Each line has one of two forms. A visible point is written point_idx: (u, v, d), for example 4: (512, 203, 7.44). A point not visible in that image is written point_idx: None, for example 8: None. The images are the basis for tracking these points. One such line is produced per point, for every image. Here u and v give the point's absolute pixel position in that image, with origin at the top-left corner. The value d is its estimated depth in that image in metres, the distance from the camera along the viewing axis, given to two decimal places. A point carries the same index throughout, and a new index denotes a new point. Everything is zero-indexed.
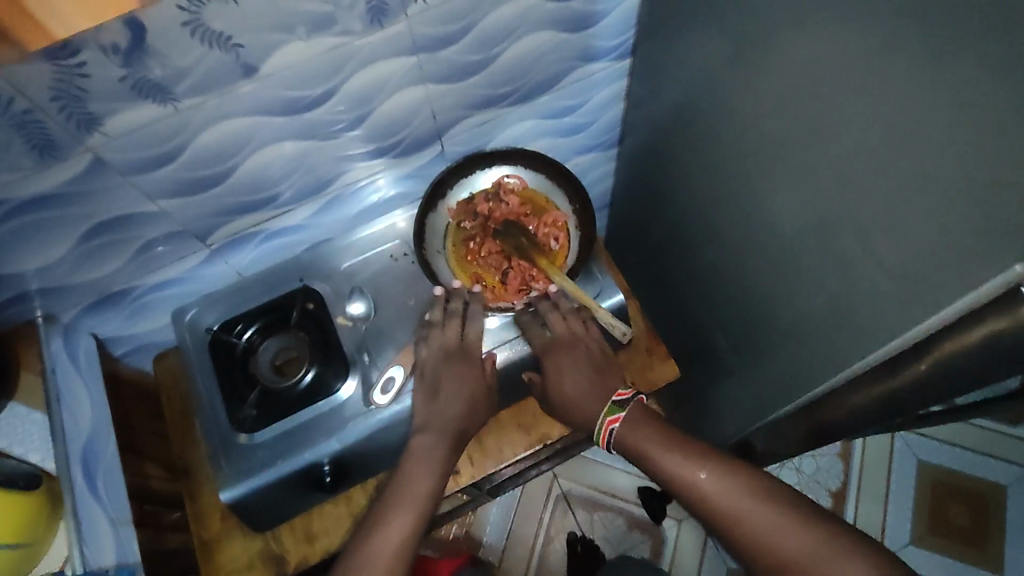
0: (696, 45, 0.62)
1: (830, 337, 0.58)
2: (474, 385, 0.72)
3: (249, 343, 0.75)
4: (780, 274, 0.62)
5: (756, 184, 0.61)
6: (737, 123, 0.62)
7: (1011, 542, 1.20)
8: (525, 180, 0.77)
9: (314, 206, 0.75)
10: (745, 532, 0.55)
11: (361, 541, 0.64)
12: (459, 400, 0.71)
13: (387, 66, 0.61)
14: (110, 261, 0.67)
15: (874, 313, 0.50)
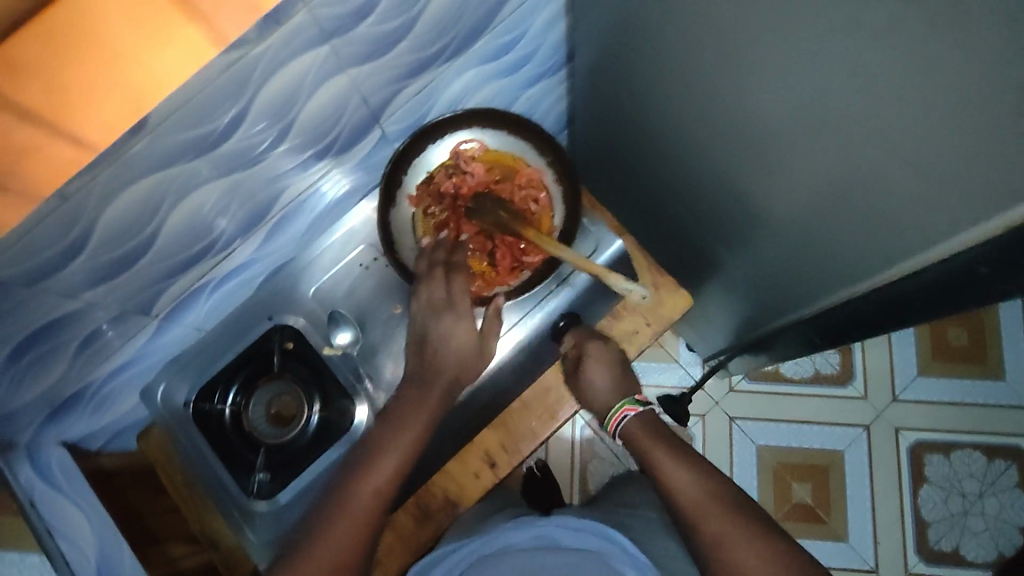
0: None
1: (863, 244, 0.54)
2: (466, 333, 0.63)
3: (240, 406, 0.69)
4: (797, 184, 0.56)
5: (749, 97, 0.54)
6: (709, 38, 0.53)
7: (1012, 349, 1.25)
8: (485, 144, 0.69)
9: (262, 235, 0.65)
10: (705, 541, 0.52)
11: (350, 476, 0.58)
12: (453, 347, 0.62)
13: (298, 64, 0.49)
14: (48, 373, 0.57)
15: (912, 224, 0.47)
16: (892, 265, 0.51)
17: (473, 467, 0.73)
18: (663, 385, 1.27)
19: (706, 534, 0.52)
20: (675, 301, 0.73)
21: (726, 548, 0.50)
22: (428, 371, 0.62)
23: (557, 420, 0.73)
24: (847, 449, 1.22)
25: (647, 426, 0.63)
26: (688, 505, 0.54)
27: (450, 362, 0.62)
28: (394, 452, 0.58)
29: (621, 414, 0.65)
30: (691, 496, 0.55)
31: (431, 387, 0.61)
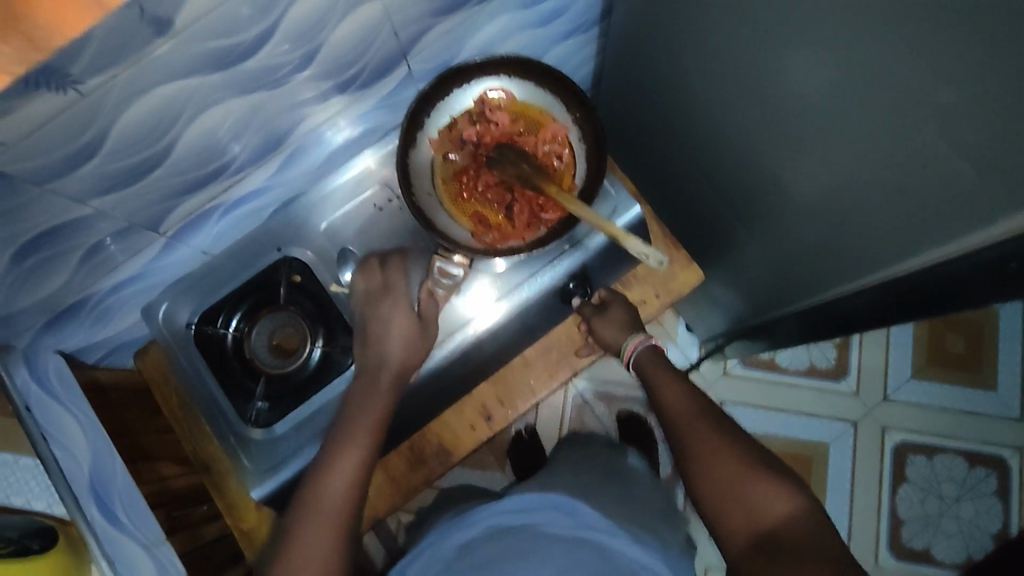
0: None
1: (877, 232, 0.53)
2: (405, 323, 0.65)
3: (240, 335, 0.69)
4: (816, 167, 0.56)
5: (776, 68, 0.53)
6: (750, 6, 0.52)
7: (1006, 359, 1.25)
8: (512, 94, 0.67)
9: (276, 161, 0.64)
10: (693, 444, 0.58)
11: (321, 465, 0.60)
12: (392, 341, 0.65)
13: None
14: (51, 275, 0.57)
15: (936, 216, 0.45)
16: (911, 255, 0.51)
17: (469, 419, 0.74)
18: None
19: (690, 455, 0.57)
20: (687, 276, 0.73)
21: (706, 463, 0.56)
22: (372, 364, 0.65)
23: (556, 382, 0.75)
24: (833, 442, 1.24)
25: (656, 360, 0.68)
26: (680, 425, 0.60)
27: (396, 359, 0.65)
28: (360, 441, 0.61)
29: (634, 344, 0.68)
30: (680, 413, 0.61)
31: (379, 376, 0.64)
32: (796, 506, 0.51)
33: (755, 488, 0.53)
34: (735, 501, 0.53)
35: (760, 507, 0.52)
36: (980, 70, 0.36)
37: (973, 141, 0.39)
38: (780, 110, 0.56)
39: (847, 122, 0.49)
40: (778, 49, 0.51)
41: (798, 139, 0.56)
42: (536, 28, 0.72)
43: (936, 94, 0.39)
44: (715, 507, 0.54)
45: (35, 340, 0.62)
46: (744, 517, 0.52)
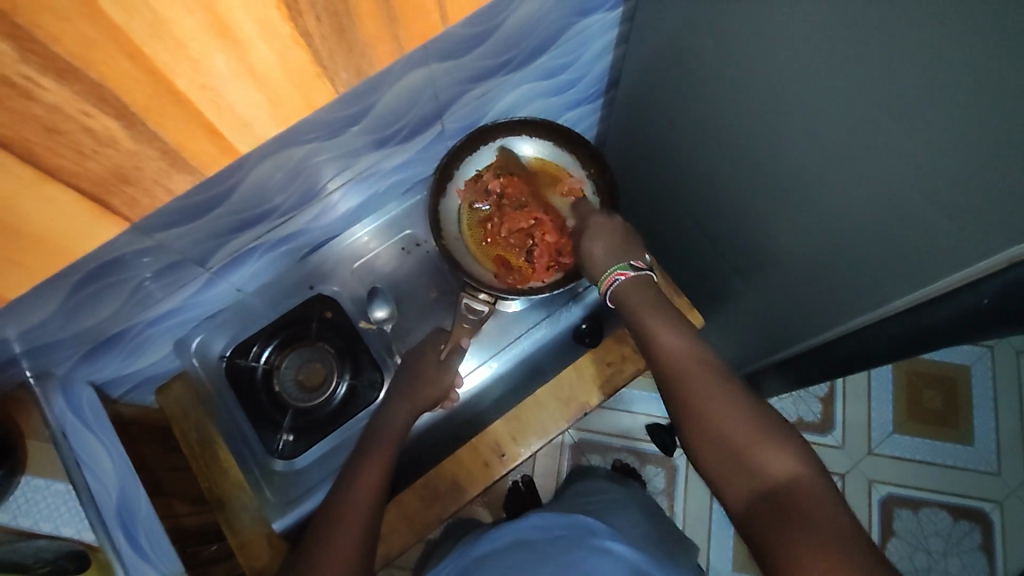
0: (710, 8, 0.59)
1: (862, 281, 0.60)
2: (428, 356, 0.69)
3: (269, 368, 0.72)
4: (801, 222, 0.63)
5: (768, 139, 0.60)
6: (744, 85, 0.60)
7: (979, 416, 1.32)
8: (533, 151, 0.73)
9: (317, 207, 0.69)
10: (690, 391, 0.54)
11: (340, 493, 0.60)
12: (422, 379, 0.68)
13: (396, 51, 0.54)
14: (101, 307, 0.59)
15: (916, 265, 0.51)
16: (892, 303, 0.56)
17: (484, 456, 0.76)
18: (652, 413, 1.31)
19: (706, 427, 0.52)
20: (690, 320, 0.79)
21: (705, 409, 0.52)
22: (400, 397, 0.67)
23: (570, 421, 0.77)
24: None
25: (638, 285, 0.62)
26: (668, 379, 0.56)
27: (426, 399, 0.67)
28: (377, 469, 0.61)
29: (612, 278, 0.63)
30: (679, 354, 0.56)
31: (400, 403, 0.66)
32: (802, 473, 0.47)
33: (754, 440, 0.50)
34: (721, 431, 0.51)
35: (755, 456, 0.49)
36: (954, 134, 0.42)
37: (949, 197, 0.45)
38: (774, 171, 0.63)
39: (832, 185, 0.56)
40: (768, 121, 0.59)
41: (787, 198, 0.63)
42: (551, 96, 0.80)
43: (917, 158, 0.46)
44: (716, 472, 0.51)
45: (70, 370, 0.64)
46: (728, 452, 0.50)
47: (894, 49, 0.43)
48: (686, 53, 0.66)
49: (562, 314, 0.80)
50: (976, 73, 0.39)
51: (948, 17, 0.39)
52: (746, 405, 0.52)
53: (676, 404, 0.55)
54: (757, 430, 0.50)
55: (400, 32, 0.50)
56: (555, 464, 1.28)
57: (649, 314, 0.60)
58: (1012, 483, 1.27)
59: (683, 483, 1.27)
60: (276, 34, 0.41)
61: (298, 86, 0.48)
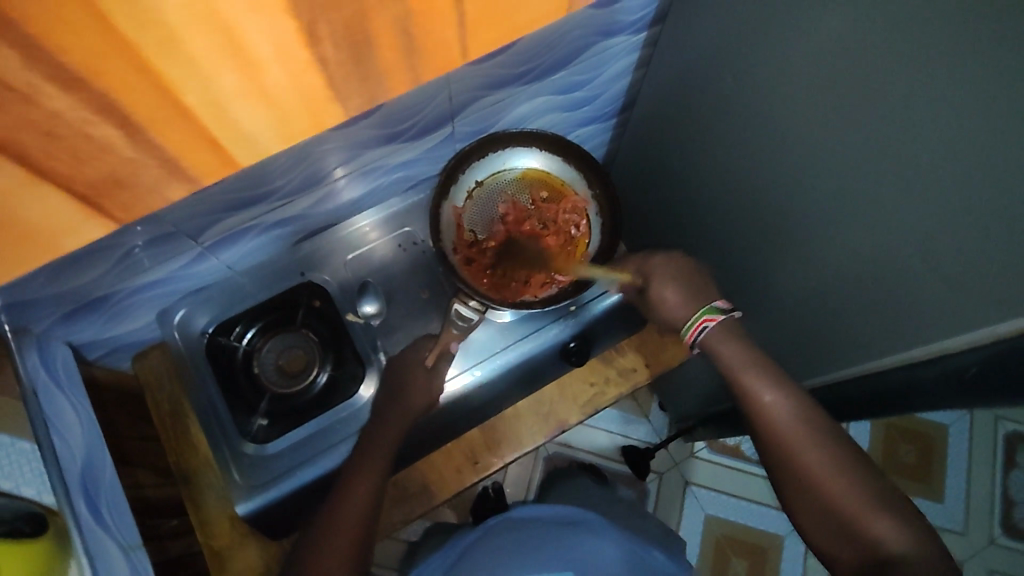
0: (727, 45, 0.59)
1: (846, 332, 0.60)
2: (416, 362, 0.69)
3: (249, 349, 0.70)
4: (794, 267, 0.63)
5: (772, 181, 0.61)
6: (753, 125, 0.60)
7: (951, 475, 1.32)
8: (540, 165, 0.73)
9: (319, 195, 0.68)
10: (796, 460, 0.56)
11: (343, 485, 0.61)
12: (408, 385, 0.67)
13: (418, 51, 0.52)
14: (87, 269, 0.59)
15: (902, 323, 0.52)
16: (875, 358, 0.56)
17: (456, 463, 0.76)
18: (629, 435, 1.31)
19: (794, 470, 0.56)
20: (676, 351, 0.80)
21: (795, 465, 0.56)
22: (389, 408, 0.66)
23: (544, 437, 0.77)
24: (788, 536, 1.26)
25: (728, 335, 0.61)
26: (775, 446, 0.57)
27: (412, 406, 0.66)
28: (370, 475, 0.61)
29: (699, 324, 0.62)
30: (776, 415, 0.57)
31: (387, 414, 0.66)
32: (908, 538, 0.50)
33: (864, 507, 0.52)
34: (818, 488, 0.55)
35: (867, 526, 0.52)
36: (959, 198, 0.42)
37: (949, 259, 0.45)
38: (775, 215, 0.63)
39: (828, 234, 0.56)
40: (773, 164, 0.59)
41: (782, 242, 0.64)
42: (564, 112, 0.81)
43: (920, 219, 0.46)
44: (830, 541, 0.54)
45: (49, 328, 0.64)
46: (828, 514, 0.54)
47: (906, 110, 0.43)
48: (701, 86, 0.66)
49: (551, 326, 0.75)
50: (984, 142, 0.39)
51: (962, 85, 0.39)
52: (849, 466, 0.55)
53: (776, 466, 0.58)
54: (853, 484, 0.54)
55: (419, 64, 0.54)
56: (527, 476, 1.28)
57: (744, 376, 0.59)
58: (977, 547, 1.27)
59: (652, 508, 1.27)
60: (292, 57, 0.45)
61: (312, 108, 0.52)
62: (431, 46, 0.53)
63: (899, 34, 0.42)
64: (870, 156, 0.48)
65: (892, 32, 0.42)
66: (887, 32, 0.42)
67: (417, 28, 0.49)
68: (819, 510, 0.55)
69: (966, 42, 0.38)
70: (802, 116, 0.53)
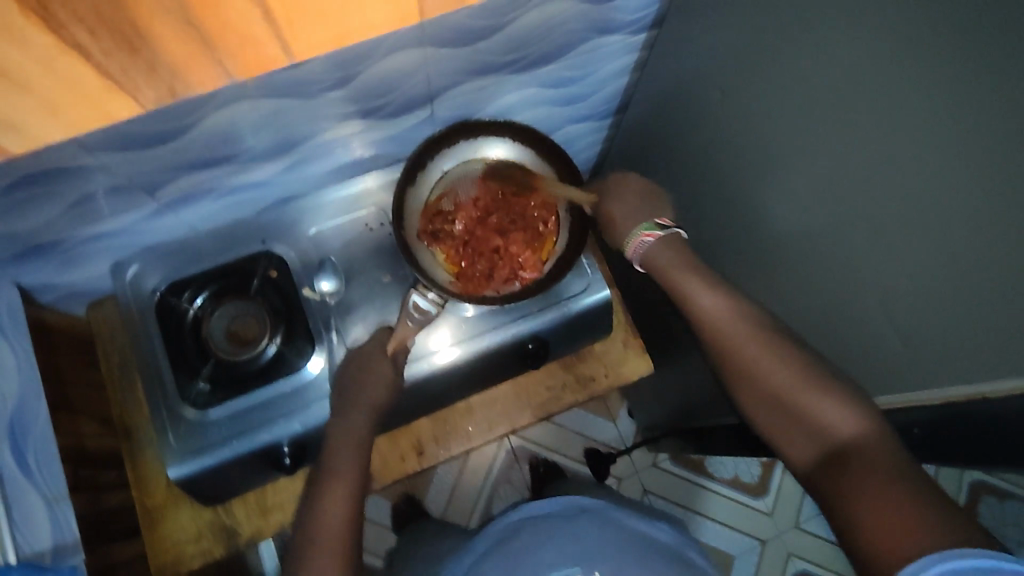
0: (716, 57, 0.57)
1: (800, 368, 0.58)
2: (372, 350, 0.66)
3: (198, 314, 0.68)
4: (758, 295, 0.62)
5: (745, 203, 0.59)
6: (733, 143, 0.58)
7: None
8: (516, 158, 0.71)
9: (286, 162, 0.66)
10: (738, 362, 0.54)
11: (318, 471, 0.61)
12: (362, 377, 0.64)
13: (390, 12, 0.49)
14: (37, 210, 0.57)
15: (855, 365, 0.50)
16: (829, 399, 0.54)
17: (401, 450, 0.76)
18: (594, 438, 1.31)
19: (749, 378, 0.54)
20: (636, 365, 0.79)
21: (747, 375, 0.54)
22: (347, 404, 0.64)
23: (493, 435, 0.77)
24: (739, 556, 1.26)
25: (668, 246, 0.62)
26: (717, 345, 0.56)
27: (369, 397, 0.64)
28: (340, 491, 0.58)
29: (638, 240, 0.62)
30: (716, 313, 0.57)
31: (350, 412, 0.63)
32: (863, 426, 0.47)
33: (806, 391, 0.50)
34: (753, 381, 0.53)
35: (808, 409, 0.50)
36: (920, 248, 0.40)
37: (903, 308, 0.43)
38: (747, 241, 0.61)
39: (794, 266, 0.54)
40: (748, 186, 0.57)
41: (750, 268, 0.62)
42: (555, 107, 0.79)
43: (882, 264, 0.44)
44: (778, 435, 0.52)
45: None
46: (779, 419, 0.52)
47: (874, 150, 0.42)
48: (689, 95, 0.64)
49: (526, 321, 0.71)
50: (947, 192, 0.37)
51: (936, 125, 0.37)
52: (794, 357, 0.52)
53: (726, 371, 0.56)
54: (799, 372, 0.51)
55: (225, 59, 0.48)
56: (486, 468, 1.27)
57: (682, 283, 0.59)
58: None
59: None
60: (30, 44, 0.39)
61: (87, 99, 0.46)
62: (230, 31, 0.45)
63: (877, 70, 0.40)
64: (841, 191, 0.46)
65: (870, 67, 0.41)
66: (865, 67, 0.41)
67: (205, 18, 0.43)
68: (787, 380, 0.52)
69: (944, 81, 0.36)
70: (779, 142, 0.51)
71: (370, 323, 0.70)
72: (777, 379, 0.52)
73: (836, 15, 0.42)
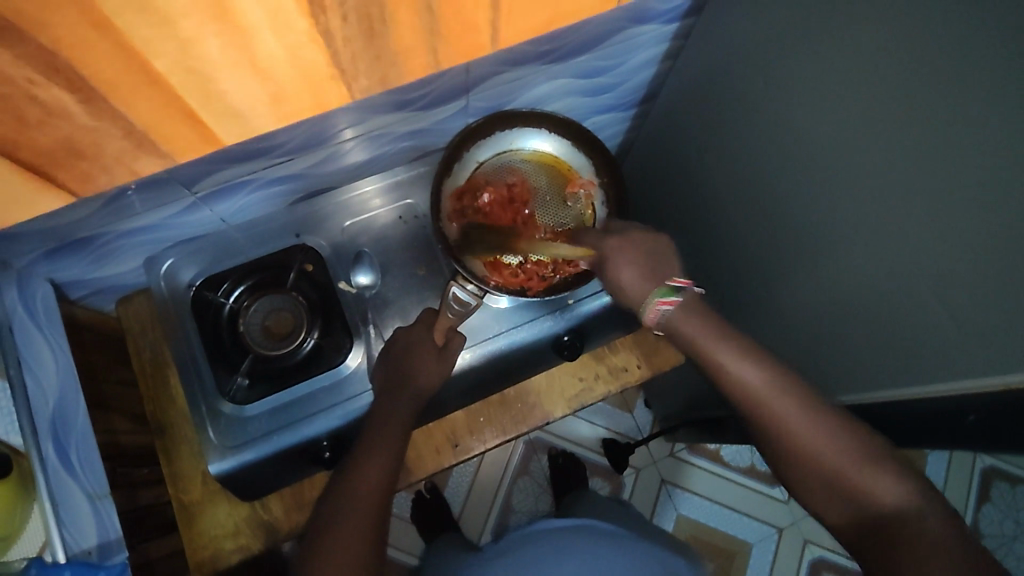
0: (761, 49, 0.57)
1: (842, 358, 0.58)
2: (419, 339, 0.66)
3: (236, 307, 0.68)
4: (799, 285, 0.61)
5: (788, 194, 0.58)
6: (777, 135, 0.58)
7: None
8: (550, 150, 0.70)
9: (323, 155, 0.65)
10: (765, 425, 0.51)
11: (358, 455, 0.60)
12: (412, 369, 0.64)
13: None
14: (74, 209, 0.56)
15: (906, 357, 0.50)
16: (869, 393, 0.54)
17: (436, 443, 0.76)
18: (611, 428, 1.31)
19: (792, 448, 0.49)
20: (668, 356, 0.79)
21: (790, 445, 0.49)
22: (393, 382, 0.64)
23: (527, 426, 0.77)
24: (757, 543, 1.27)
25: (690, 313, 0.56)
26: (747, 414, 0.52)
27: (399, 386, 0.65)
28: (385, 450, 0.60)
29: (656, 308, 0.57)
30: (756, 387, 0.51)
31: (395, 392, 0.64)
32: (911, 501, 0.44)
33: (862, 471, 0.46)
34: (798, 445, 0.49)
35: (859, 486, 0.46)
36: (972, 244, 0.41)
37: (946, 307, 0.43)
38: (788, 232, 0.61)
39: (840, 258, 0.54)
40: (792, 177, 0.57)
41: (791, 260, 0.62)
42: (584, 96, 0.78)
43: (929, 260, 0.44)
44: (814, 502, 0.49)
45: (31, 265, 0.62)
46: (806, 460, 0.48)
47: (936, 143, 0.41)
48: (728, 86, 0.64)
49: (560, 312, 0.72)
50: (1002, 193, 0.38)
51: (1007, 117, 0.37)
52: (835, 419, 0.49)
53: (775, 456, 0.51)
54: (834, 436, 0.48)
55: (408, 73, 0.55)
56: (505, 461, 1.27)
57: (717, 351, 0.54)
58: None
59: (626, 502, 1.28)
60: (290, 27, 0.42)
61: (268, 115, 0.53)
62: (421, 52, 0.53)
63: (940, 63, 0.40)
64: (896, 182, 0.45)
65: (936, 61, 0.40)
66: (928, 60, 0.40)
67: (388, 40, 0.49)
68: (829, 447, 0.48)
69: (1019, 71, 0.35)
70: (829, 135, 0.51)
71: (406, 314, 0.70)
72: (822, 436, 0.48)
73: (900, 7, 0.42)
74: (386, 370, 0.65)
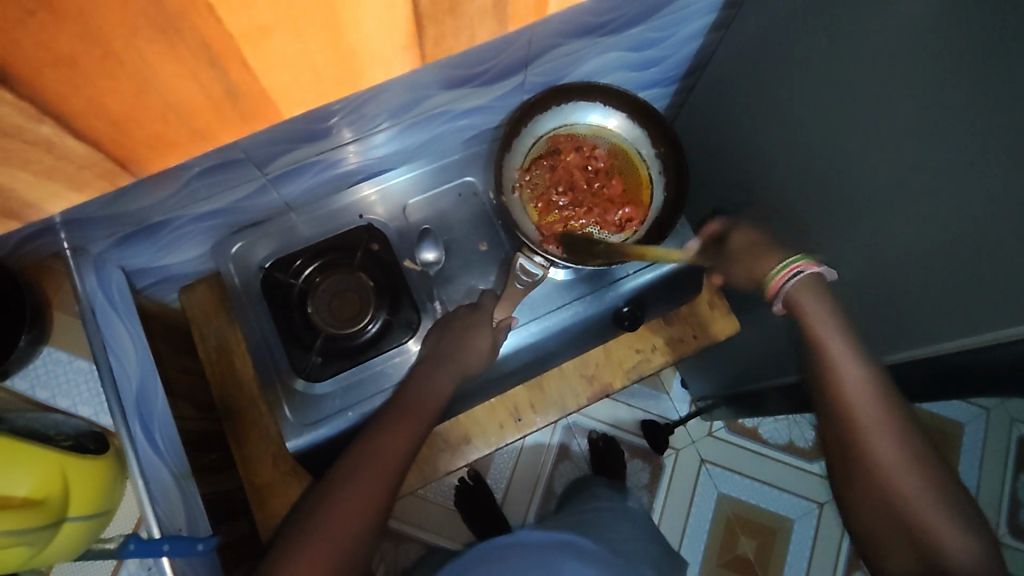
0: None
1: None
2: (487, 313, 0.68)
3: (305, 286, 0.69)
4: None
5: None
6: None
7: (967, 472, 1.29)
8: (606, 121, 0.71)
9: (389, 133, 0.65)
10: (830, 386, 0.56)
11: (373, 434, 0.62)
12: (481, 342, 0.67)
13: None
14: (151, 193, 0.56)
15: None
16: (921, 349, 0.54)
17: (500, 418, 0.77)
18: (648, 410, 1.32)
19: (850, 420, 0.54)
20: (724, 324, 0.79)
21: (844, 418, 0.55)
22: (463, 356, 0.66)
23: (587, 399, 0.78)
24: (798, 519, 1.27)
25: (816, 290, 0.57)
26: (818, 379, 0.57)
27: (471, 361, 0.67)
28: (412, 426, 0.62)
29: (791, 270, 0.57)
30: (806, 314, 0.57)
31: (462, 366, 0.66)
32: (953, 520, 0.49)
33: (898, 465, 0.52)
34: (888, 484, 0.52)
35: (891, 481, 0.52)
36: None
37: (961, 265, 0.45)
38: None
39: None
40: None
41: None
42: (631, 70, 0.78)
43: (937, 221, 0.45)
44: (856, 491, 0.55)
45: (106, 251, 0.62)
46: (873, 478, 0.53)
47: None
48: None
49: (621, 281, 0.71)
50: None
51: None
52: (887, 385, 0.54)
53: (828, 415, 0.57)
54: (924, 480, 0.51)
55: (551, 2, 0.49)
56: (545, 446, 1.28)
57: (820, 326, 0.57)
58: None
59: (666, 484, 1.29)
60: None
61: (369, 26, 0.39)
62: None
63: None
64: None
65: None
66: None
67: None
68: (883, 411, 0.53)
69: None
70: None
71: (471, 289, 0.72)
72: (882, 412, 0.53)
73: None
74: (455, 348, 0.67)
